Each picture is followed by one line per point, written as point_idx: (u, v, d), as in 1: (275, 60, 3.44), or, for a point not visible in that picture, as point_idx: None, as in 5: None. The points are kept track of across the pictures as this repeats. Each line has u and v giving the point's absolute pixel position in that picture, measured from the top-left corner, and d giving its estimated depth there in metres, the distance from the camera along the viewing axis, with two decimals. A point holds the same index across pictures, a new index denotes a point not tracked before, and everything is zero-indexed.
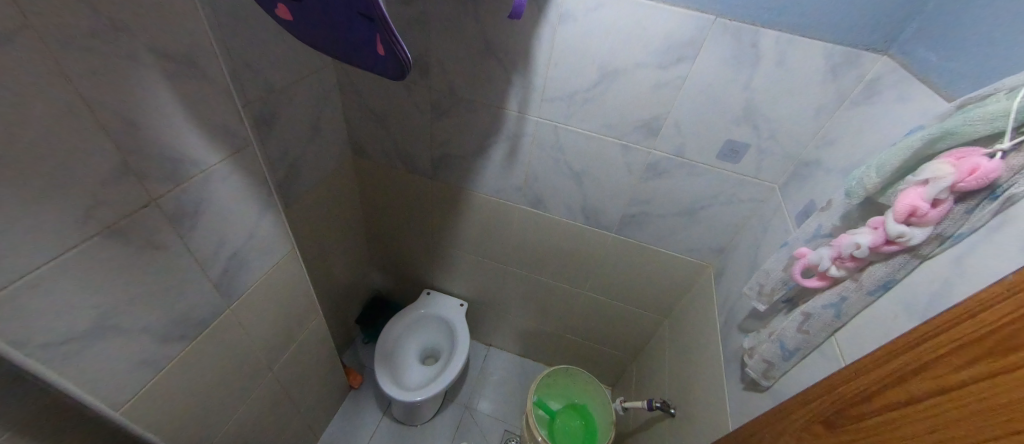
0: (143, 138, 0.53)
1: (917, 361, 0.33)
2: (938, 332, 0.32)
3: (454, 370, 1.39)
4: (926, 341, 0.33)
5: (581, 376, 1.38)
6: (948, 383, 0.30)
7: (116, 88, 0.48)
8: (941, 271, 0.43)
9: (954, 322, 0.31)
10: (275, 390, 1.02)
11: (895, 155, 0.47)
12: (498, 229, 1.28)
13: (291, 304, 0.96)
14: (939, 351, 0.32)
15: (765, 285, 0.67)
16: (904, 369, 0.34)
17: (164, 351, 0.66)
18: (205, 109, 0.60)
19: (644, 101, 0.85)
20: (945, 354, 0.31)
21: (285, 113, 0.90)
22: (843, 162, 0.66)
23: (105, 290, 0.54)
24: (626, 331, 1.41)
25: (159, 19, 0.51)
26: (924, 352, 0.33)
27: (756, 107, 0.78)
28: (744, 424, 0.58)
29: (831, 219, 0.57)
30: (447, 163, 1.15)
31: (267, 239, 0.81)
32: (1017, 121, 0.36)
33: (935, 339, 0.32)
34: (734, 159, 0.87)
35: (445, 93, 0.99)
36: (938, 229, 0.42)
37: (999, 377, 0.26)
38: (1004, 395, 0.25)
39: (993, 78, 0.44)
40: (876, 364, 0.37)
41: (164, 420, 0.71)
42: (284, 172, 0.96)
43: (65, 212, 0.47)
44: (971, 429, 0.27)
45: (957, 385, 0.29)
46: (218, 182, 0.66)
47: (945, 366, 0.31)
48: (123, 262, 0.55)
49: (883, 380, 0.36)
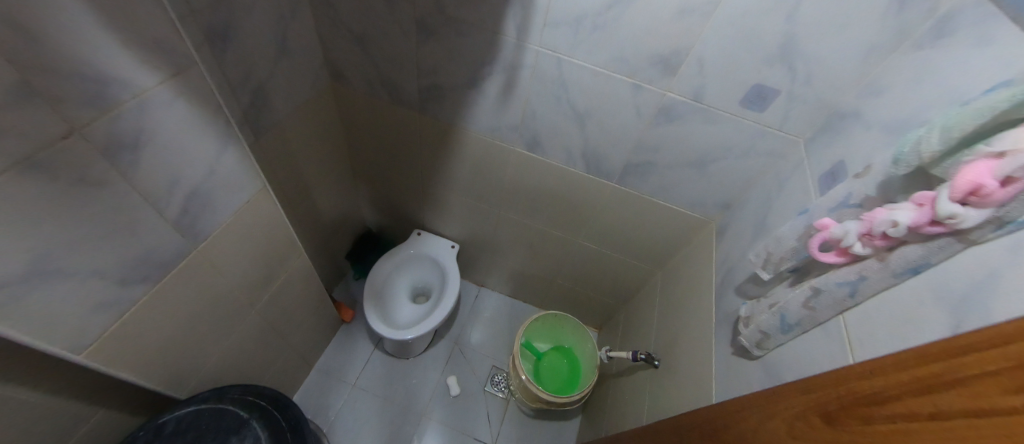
0: (44, 53, 0.42)
1: (948, 374, 0.28)
2: (981, 347, 0.26)
3: (444, 310, 1.39)
4: (968, 352, 0.27)
5: (570, 323, 1.41)
6: (979, 406, 0.25)
7: None
8: (991, 259, 0.37)
9: (1003, 340, 0.25)
10: (261, 326, 1.02)
11: (967, 116, 0.38)
12: (492, 172, 1.19)
13: (269, 244, 0.91)
14: (978, 369, 0.27)
15: (774, 254, 0.61)
16: (930, 380, 0.30)
17: (125, 294, 0.62)
18: (122, 12, 0.48)
19: (664, 32, 0.72)
20: (985, 375, 0.26)
21: (244, 28, 0.77)
22: (891, 116, 0.56)
23: (34, 232, 0.48)
24: (619, 280, 1.40)
25: None
26: (958, 366, 0.28)
27: (797, 45, 0.66)
28: (736, 399, 0.56)
29: (867, 188, 0.49)
30: (436, 96, 1.03)
31: (232, 176, 0.73)
32: None
33: (974, 353, 0.27)
34: (761, 106, 0.76)
35: (432, 11, 0.84)
36: (1000, 212, 0.35)
37: None
38: None
39: None
40: (898, 366, 0.33)
41: (137, 358, 0.70)
42: (249, 98, 0.85)
43: None
44: None
45: (988, 411, 0.25)
46: (159, 110, 0.57)
47: (981, 387, 0.26)
48: (52, 202, 0.48)
49: (904, 387, 0.32)
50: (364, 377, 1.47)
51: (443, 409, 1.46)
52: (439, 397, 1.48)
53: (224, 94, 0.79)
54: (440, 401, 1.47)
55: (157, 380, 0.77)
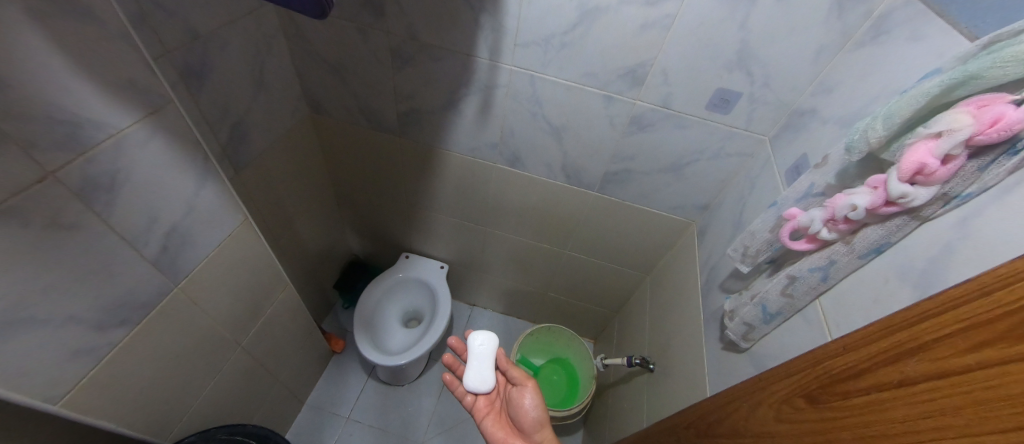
0: (49, 126, 0.46)
1: (878, 353, 0.33)
2: (898, 328, 0.32)
3: (431, 341, 1.33)
4: (883, 333, 0.34)
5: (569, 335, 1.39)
6: (910, 386, 0.30)
7: (5, 101, 0.41)
8: (890, 274, 0.45)
9: (913, 321, 0.31)
10: (248, 363, 0.99)
11: (906, 104, 0.41)
12: (475, 190, 1.15)
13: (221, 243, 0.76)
14: (896, 358, 0.32)
15: (750, 247, 0.64)
16: (859, 364, 0.35)
17: (102, 339, 0.60)
18: (110, 76, 0.50)
19: (628, 47, 0.73)
20: (915, 351, 0.30)
21: (219, 63, 0.75)
22: (843, 111, 0.59)
23: (38, 274, 0.49)
24: (617, 290, 1.35)
25: (70, 18, 0.45)
26: (873, 355, 0.34)
27: (753, 50, 0.68)
28: (708, 400, 0.57)
29: (826, 177, 0.53)
30: (415, 119, 1.00)
31: (213, 209, 0.72)
32: (1014, 72, 0.33)
33: (895, 336, 0.32)
34: (793, 179, 0.67)
35: (406, 38, 0.83)
36: (905, 220, 0.43)
37: (950, 383, 0.27)
38: (994, 391, 0.24)
39: (988, 30, 0.40)
40: (817, 360, 0.40)
41: (118, 406, 0.68)
42: (227, 132, 0.82)
43: (7, 242, 0.45)
44: (939, 422, 0.27)
45: (912, 386, 0.29)
46: (137, 149, 0.56)
47: (918, 368, 0.29)
48: (55, 251, 0.50)
49: (854, 362, 0.36)
50: (358, 409, 1.44)
51: (479, 375, 0.87)
52: (476, 365, 0.87)
53: (202, 129, 0.76)
54: (471, 368, 0.87)
55: (136, 425, 0.73)
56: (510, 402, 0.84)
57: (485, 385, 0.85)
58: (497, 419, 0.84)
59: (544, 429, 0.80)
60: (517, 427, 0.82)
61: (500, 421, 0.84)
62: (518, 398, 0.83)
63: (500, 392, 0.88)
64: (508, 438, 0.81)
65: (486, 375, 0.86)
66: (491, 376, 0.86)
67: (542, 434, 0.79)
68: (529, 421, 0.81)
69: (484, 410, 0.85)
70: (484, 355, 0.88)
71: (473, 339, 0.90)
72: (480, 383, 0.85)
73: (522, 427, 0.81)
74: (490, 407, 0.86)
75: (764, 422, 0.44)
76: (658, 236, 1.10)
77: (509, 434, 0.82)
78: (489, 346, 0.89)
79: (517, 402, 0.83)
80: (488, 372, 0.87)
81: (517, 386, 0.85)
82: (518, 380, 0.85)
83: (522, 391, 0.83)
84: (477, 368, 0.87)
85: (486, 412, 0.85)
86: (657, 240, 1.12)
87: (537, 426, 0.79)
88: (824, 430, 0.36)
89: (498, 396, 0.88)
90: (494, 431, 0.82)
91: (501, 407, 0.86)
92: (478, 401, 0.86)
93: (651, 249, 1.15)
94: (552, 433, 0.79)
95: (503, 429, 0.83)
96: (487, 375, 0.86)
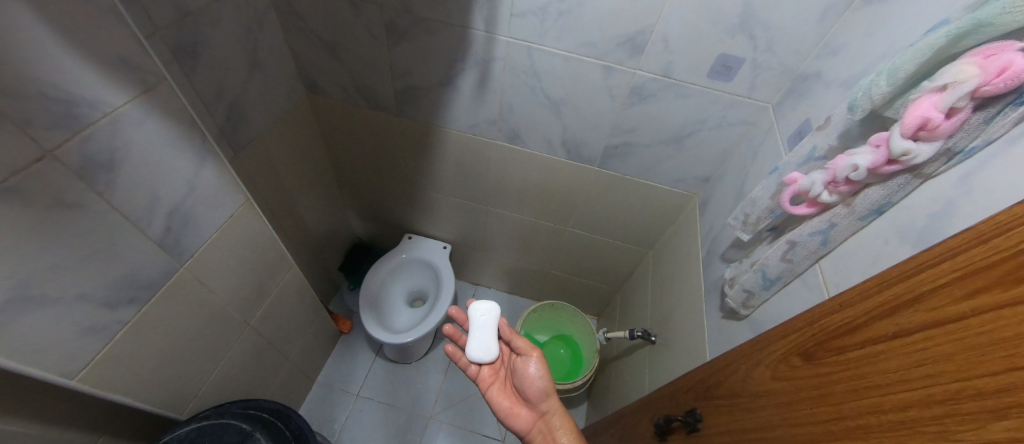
0: (42, 104, 0.45)
1: (875, 308, 0.33)
2: (895, 282, 0.32)
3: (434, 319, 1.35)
4: (880, 288, 0.34)
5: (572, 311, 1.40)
6: (906, 337, 0.30)
7: None
8: (888, 234, 0.44)
9: (910, 274, 0.31)
10: (257, 342, 1.01)
11: (911, 58, 0.40)
12: (475, 168, 1.15)
13: (225, 223, 0.77)
14: (892, 311, 0.32)
15: (751, 215, 0.63)
16: (856, 320, 0.35)
17: (113, 317, 0.62)
18: (101, 54, 0.50)
19: (627, 13, 0.71)
20: (911, 303, 0.30)
21: (211, 41, 0.74)
22: (847, 74, 0.58)
23: (43, 254, 0.50)
24: (620, 267, 1.36)
25: None
26: (870, 310, 0.34)
27: (756, 13, 0.66)
28: (703, 366, 0.58)
29: (828, 140, 0.52)
30: (413, 97, 0.99)
31: (213, 190, 0.72)
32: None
33: (892, 290, 0.32)
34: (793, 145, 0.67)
35: (399, 11, 0.81)
36: (909, 178, 0.42)
37: (943, 331, 0.27)
38: (988, 336, 0.24)
39: None
40: (814, 319, 0.40)
41: (133, 382, 0.70)
42: (223, 113, 0.82)
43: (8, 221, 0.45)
44: (933, 370, 0.27)
45: (907, 337, 0.30)
46: (133, 128, 0.56)
47: (914, 319, 0.29)
48: (58, 230, 0.51)
49: (852, 319, 0.36)
50: (368, 386, 1.47)
51: (483, 345, 0.88)
52: (479, 335, 0.88)
53: (198, 110, 0.76)
54: (474, 339, 0.88)
55: (152, 400, 0.76)
56: (516, 372, 0.85)
57: (489, 355, 0.86)
58: (502, 389, 0.86)
59: (550, 399, 0.82)
60: (523, 396, 0.84)
61: (506, 391, 0.86)
62: (523, 368, 0.83)
63: (505, 362, 0.89)
64: (514, 407, 0.84)
65: (490, 346, 0.87)
66: (495, 346, 0.87)
67: (548, 404, 0.82)
68: (535, 391, 0.82)
69: (489, 379, 0.87)
70: (487, 325, 0.89)
71: (475, 310, 0.90)
72: (484, 353, 0.86)
73: (528, 397, 0.83)
74: (495, 377, 0.88)
75: (762, 382, 0.45)
76: (660, 211, 1.10)
77: (515, 403, 0.85)
78: (491, 316, 0.89)
79: (522, 371, 0.83)
80: (491, 342, 0.88)
81: (522, 357, 0.85)
82: (522, 350, 0.85)
83: (527, 361, 0.84)
84: (480, 338, 0.88)
85: (492, 382, 0.87)
86: (658, 216, 1.12)
87: (543, 396, 0.81)
88: (819, 385, 0.37)
89: (503, 366, 0.89)
90: (500, 400, 0.85)
91: (505, 377, 0.88)
92: (482, 371, 0.87)
93: (653, 225, 1.15)
94: (559, 403, 0.82)
95: (509, 398, 0.85)
96: (491, 345, 0.87)
